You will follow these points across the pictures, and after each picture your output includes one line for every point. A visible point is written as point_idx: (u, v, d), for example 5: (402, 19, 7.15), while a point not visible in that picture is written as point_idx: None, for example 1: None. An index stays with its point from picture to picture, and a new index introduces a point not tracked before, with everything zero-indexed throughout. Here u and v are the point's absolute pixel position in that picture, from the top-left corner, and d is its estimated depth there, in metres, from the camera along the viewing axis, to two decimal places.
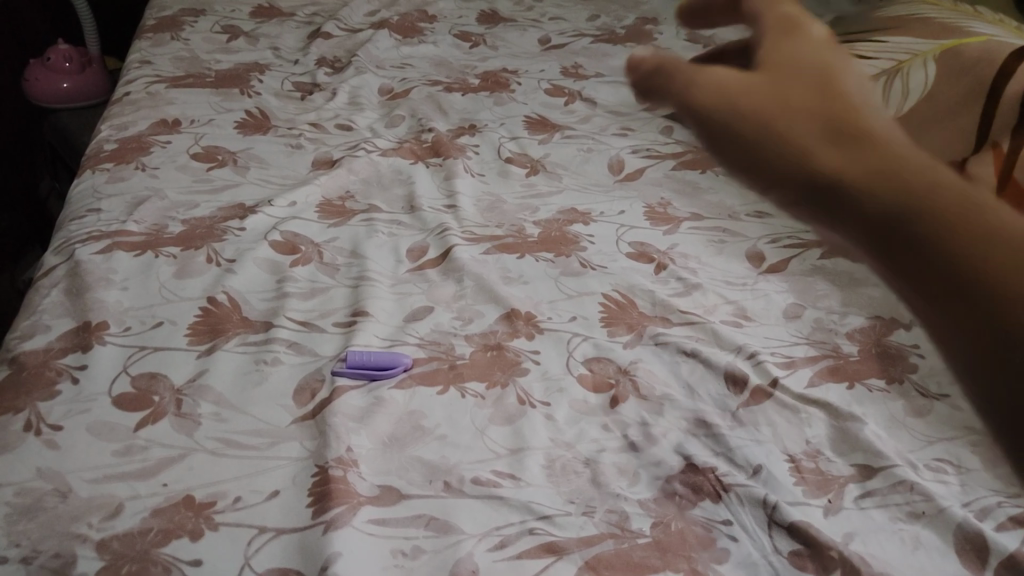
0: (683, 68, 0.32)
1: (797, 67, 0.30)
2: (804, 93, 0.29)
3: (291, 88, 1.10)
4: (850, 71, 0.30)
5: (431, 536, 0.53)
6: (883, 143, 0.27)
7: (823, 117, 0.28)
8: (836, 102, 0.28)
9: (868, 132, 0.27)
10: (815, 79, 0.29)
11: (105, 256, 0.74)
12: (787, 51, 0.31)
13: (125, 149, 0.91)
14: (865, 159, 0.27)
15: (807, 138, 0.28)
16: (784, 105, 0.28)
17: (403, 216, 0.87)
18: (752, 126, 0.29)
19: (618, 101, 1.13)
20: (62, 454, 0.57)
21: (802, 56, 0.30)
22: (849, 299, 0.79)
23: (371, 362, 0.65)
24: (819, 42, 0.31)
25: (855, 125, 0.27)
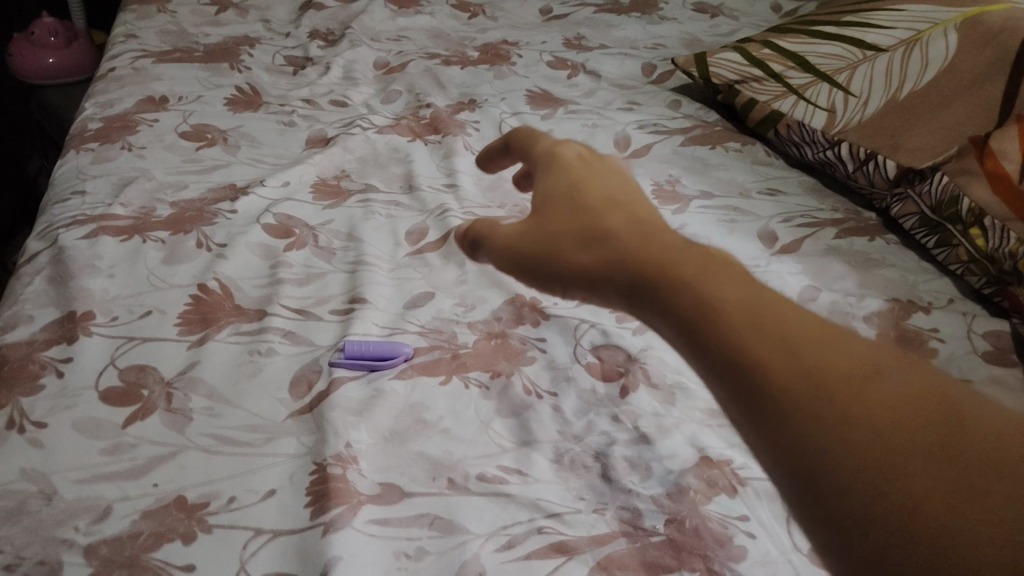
0: (485, 224, 0.44)
1: (548, 203, 0.41)
2: (567, 222, 0.39)
3: (283, 62, 1.06)
4: (596, 184, 0.41)
5: (435, 537, 0.51)
6: (648, 251, 0.36)
7: (581, 239, 0.38)
8: (586, 226, 0.39)
9: (626, 242, 0.37)
10: (562, 209, 0.40)
11: (90, 241, 0.71)
12: (551, 188, 0.42)
13: (111, 127, 0.87)
14: (636, 272, 0.35)
15: (582, 254, 0.38)
16: (557, 238, 0.39)
17: (400, 196, 0.83)
18: (543, 261, 0.39)
19: (623, 74, 1.09)
20: (48, 453, 0.54)
21: (558, 189, 0.42)
22: (866, 281, 0.76)
23: (373, 350, 0.62)
24: (570, 176, 0.42)
25: (618, 240, 0.37)
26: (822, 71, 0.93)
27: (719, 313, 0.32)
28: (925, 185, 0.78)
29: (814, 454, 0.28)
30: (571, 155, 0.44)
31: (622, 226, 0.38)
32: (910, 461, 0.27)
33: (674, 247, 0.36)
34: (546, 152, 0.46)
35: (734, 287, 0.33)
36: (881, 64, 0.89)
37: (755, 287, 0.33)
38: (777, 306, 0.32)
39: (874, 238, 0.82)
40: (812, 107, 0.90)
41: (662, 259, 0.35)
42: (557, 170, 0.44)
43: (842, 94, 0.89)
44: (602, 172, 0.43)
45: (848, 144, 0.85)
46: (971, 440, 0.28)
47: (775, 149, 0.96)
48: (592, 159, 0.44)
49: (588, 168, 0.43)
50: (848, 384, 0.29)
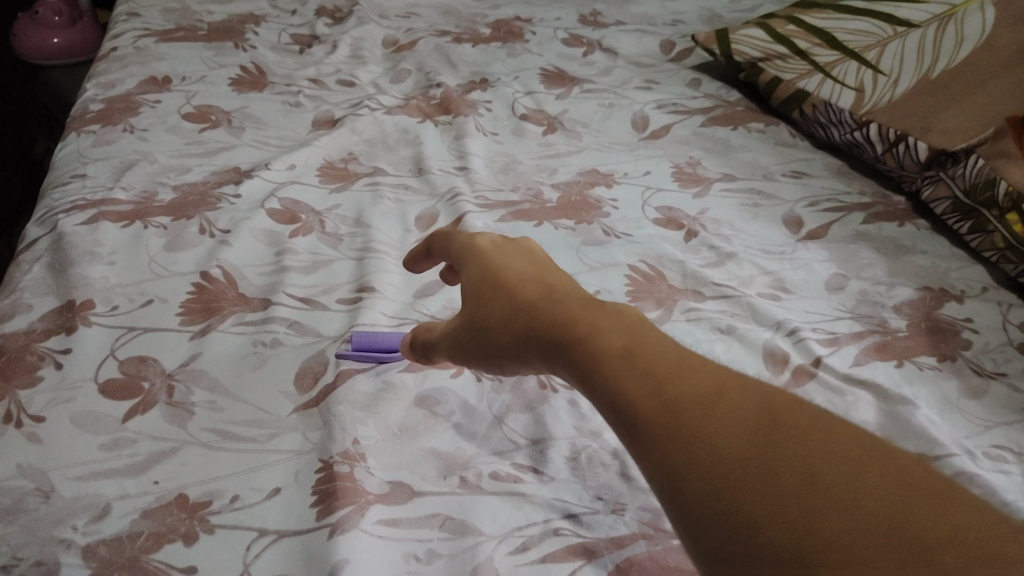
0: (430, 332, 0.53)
1: (470, 284, 0.48)
2: (490, 297, 0.46)
3: (289, 40, 1.03)
4: (510, 260, 0.48)
5: (447, 539, 0.49)
6: (553, 317, 0.42)
7: (501, 312, 0.45)
8: (502, 299, 0.45)
9: (536, 309, 0.43)
10: (482, 286, 0.47)
11: (90, 227, 0.69)
12: (471, 270, 0.49)
13: (112, 109, 0.85)
14: (544, 332, 0.42)
15: (503, 325, 0.44)
16: (482, 314, 0.46)
17: (410, 180, 0.81)
18: (477, 338, 0.46)
19: (640, 52, 1.06)
20: (45, 448, 0.51)
21: (477, 270, 0.48)
22: (895, 269, 0.73)
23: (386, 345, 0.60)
24: (483, 256, 0.49)
25: (530, 310, 0.43)
26: (850, 48, 0.89)
27: (608, 362, 0.37)
28: (959, 167, 0.75)
29: (688, 472, 0.32)
30: (486, 235, 0.51)
31: (530, 297, 0.44)
32: (770, 467, 0.30)
33: (572, 308, 0.42)
34: (462, 236, 0.52)
35: (619, 339, 0.38)
36: (913, 40, 0.86)
37: (634, 336, 0.38)
38: (653, 350, 0.37)
39: (903, 224, 0.79)
40: (839, 85, 0.87)
41: (562, 322, 0.41)
42: (470, 251, 0.50)
43: (872, 72, 0.86)
44: (515, 249, 0.49)
45: (877, 124, 0.82)
46: (825, 443, 0.31)
47: (799, 130, 0.93)
48: (508, 240, 0.51)
49: (500, 247, 0.49)
50: (712, 409, 0.33)
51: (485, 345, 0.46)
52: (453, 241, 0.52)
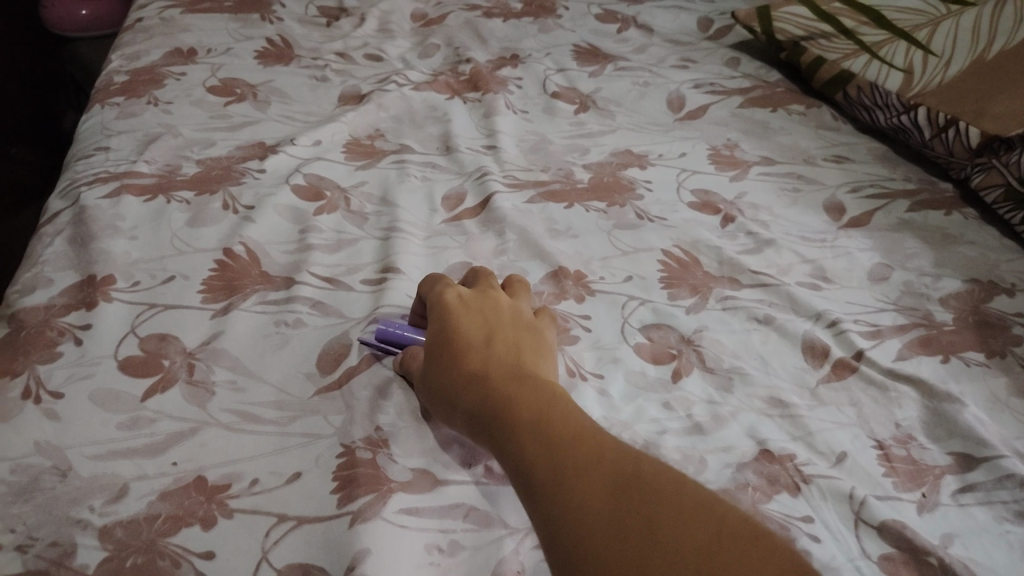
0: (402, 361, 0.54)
1: (432, 336, 0.51)
2: (444, 352, 0.49)
3: (316, 13, 1.01)
4: (468, 318, 0.50)
5: (470, 530, 0.47)
6: (487, 382, 0.45)
7: (448, 367, 0.48)
8: (452, 356, 0.48)
9: (473, 373, 0.46)
10: (439, 341, 0.50)
11: (113, 201, 0.67)
12: (435, 322, 0.51)
13: (137, 81, 0.83)
14: (476, 396, 0.45)
15: (446, 379, 0.47)
16: (434, 367, 0.49)
17: (437, 158, 0.79)
18: (428, 389, 0.49)
19: (678, 29, 1.02)
20: (63, 426, 0.50)
21: (440, 323, 0.51)
22: (941, 260, 0.70)
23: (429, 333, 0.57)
24: (448, 310, 0.51)
25: (471, 372, 0.46)
26: (899, 28, 0.86)
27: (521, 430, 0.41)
28: (1013, 154, 0.71)
29: (565, 544, 0.35)
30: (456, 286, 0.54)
31: (475, 360, 0.47)
32: (631, 546, 0.33)
33: (506, 376, 0.45)
34: (436, 285, 0.55)
35: (535, 409, 0.41)
36: (968, 19, 0.82)
37: (550, 408, 0.42)
38: (562, 423, 0.40)
39: (950, 212, 0.76)
40: (886, 67, 0.83)
41: (494, 386, 0.44)
42: (438, 301, 0.53)
43: (922, 53, 0.82)
44: (481, 305, 0.52)
45: (926, 109, 0.78)
46: (687, 526, 0.34)
47: (842, 113, 0.90)
48: (478, 293, 0.53)
49: (466, 302, 0.52)
50: (595, 486, 0.36)
51: (431, 397, 0.48)
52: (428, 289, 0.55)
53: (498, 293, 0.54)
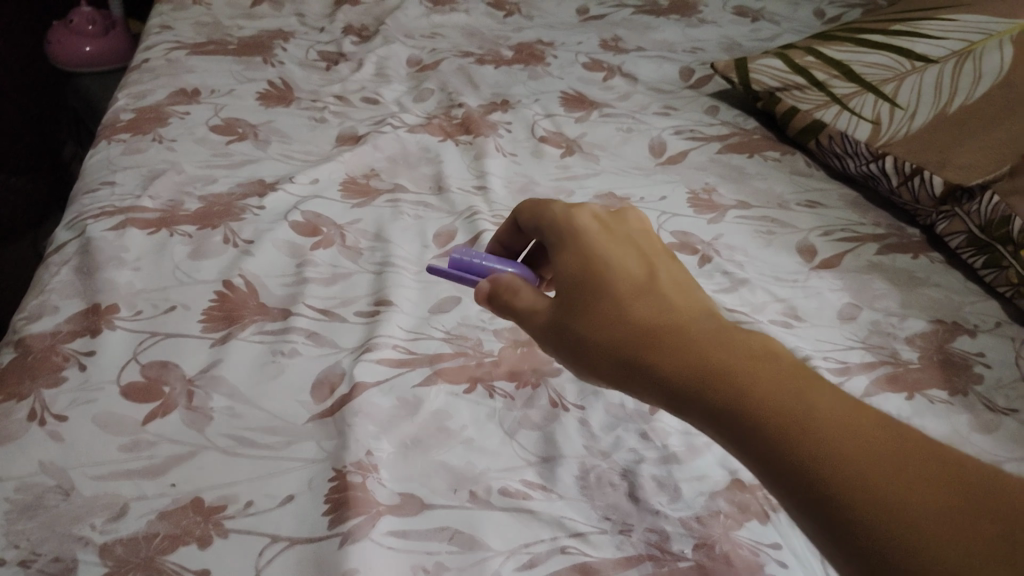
0: (511, 295, 0.49)
1: (566, 272, 0.46)
2: (588, 293, 0.44)
3: (316, 57, 1.06)
4: (614, 254, 0.46)
5: (456, 552, 0.49)
6: (662, 327, 0.40)
7: (598, 311, 0.43)
8: (600, 297, 0.43)
9: (635, 320, 0.42)
10: (581, 275, 0.45)
11: (118, 233, 0.70)
12: (570, 256, 0.47)
13: (142, 119, 0.87)
14: (644, 344, 0.40)
15: (602, 326, 0.42)
16: (577, 309, 0.44)
17: (430, 197, 0.82)
18: (565, 333, 0.44)
19: (660, 78, 1.07)
20: (67, 447, 0.53)
21: (580, 257, 0.46)
22: (908, 301, 0.74)
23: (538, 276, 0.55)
24: (586, 243, 0.47)
25: (631, 317, 0.42)
26: (867, 82, 0.91)
27: (713, 377, 0.37)
28: (974, 204, 0.77)
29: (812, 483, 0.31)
30: (589, 216, 0.49)
31: (632, 303, 0.43)
32: (895, 480, 0.30)
33: (674, 320, 0.41)
34: (561, 213, 0.50)
35: (729, 351, 0.37)
36: (931, 75, 0.87)
37: (749, 351, 0.37)
38: (769, 366, 0.36)
39: (917, 256, 0.80)
40: (856, 118, 0.88)
41: (663, 332, 0.40)
42: (571, 231, 0.48)
43: (888, 106, 0.87)
44: (621, 240, 0.47)
45: (893, 158, 0.83)
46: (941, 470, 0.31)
47: (815, 159, 0.94)
48: (614, 225, 0.49)
49: (604, 235, 0.47)
50: (822, 417, 0.33)
51: (574, 345, 0.44)
52: (552, 219, 0.50)
53: (634, 225, 0.50)
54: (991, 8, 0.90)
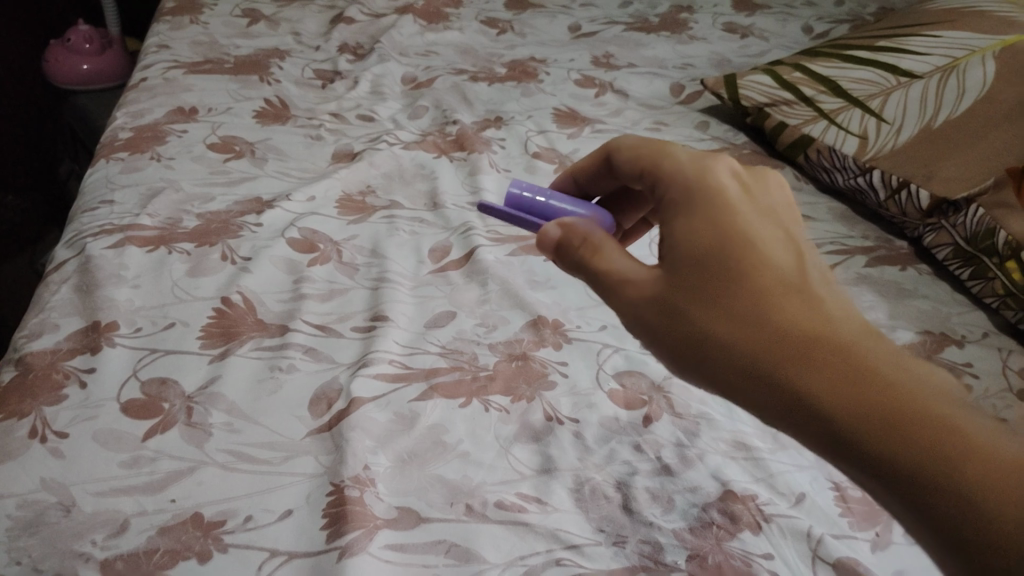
0: (608, 262, 0.48)
1: (691, 249, 0.45)
2: (717, 280, 0.43)
3: (312, 75, 1.07)
4: (751, 236, 0.45)
5: (452, 565, 0.50)
6: (801, 329, 0.41)
7: (729, 303, 0.43)
8: (737, 288, 0.43)
9: (770, 321, 0.42)
10: (712, 258, 0.44)
11: (117, 251, 0.71)
12: (699, 230, 0.45)
13: (140, 137, 0.88)
14: (779, 349, 0.41)
15: (734, 321, 0.42)
16: (701, 296, 0.44)
17: (424, 213, 0.83)
18: (680, 317, 0.44)
19: (651, 94, 1.09)
20: (67, 464, 0.53)
21: (713, 235, 0.44)
22: (896, 312, 0.75)
23: (591, 211, 0.55)
24: (720, 219, 0.45)
25: (767, 317, 0.42)
26: (854, 97, 0.93)
27: (854, 386, 0.39)
28: (960, 216, 0.79)
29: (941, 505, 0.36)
30: (724, 182, 0.47)
31: (766, 303, 0.42)
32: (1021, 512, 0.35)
33: (810, 320, 0.42)
34: (691, 173, 0.47)
35: (870, 364, 0.39)
36: (916, 91, 0.89)
37: (886, 364, 0.39)
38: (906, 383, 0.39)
39: (905, 268, 0.82)
40: (844, 133, 0.90)
41: (800, 332, 0.41)
42: (703, 200, 0.46)
43: (875, 121, 0.89)
44: (759, 217, 0.46)
45: (881, 171, 0.85)
46: None
47: (804, 173, 0.96)
48: (750, 196, 0.47)
49: (742, 210, 0.46)
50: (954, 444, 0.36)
51: (688, 330, 0.44)
52: (676, 178, 0.48)
53: (767, 194, 0.48)
54: (973, 26, 0.93)
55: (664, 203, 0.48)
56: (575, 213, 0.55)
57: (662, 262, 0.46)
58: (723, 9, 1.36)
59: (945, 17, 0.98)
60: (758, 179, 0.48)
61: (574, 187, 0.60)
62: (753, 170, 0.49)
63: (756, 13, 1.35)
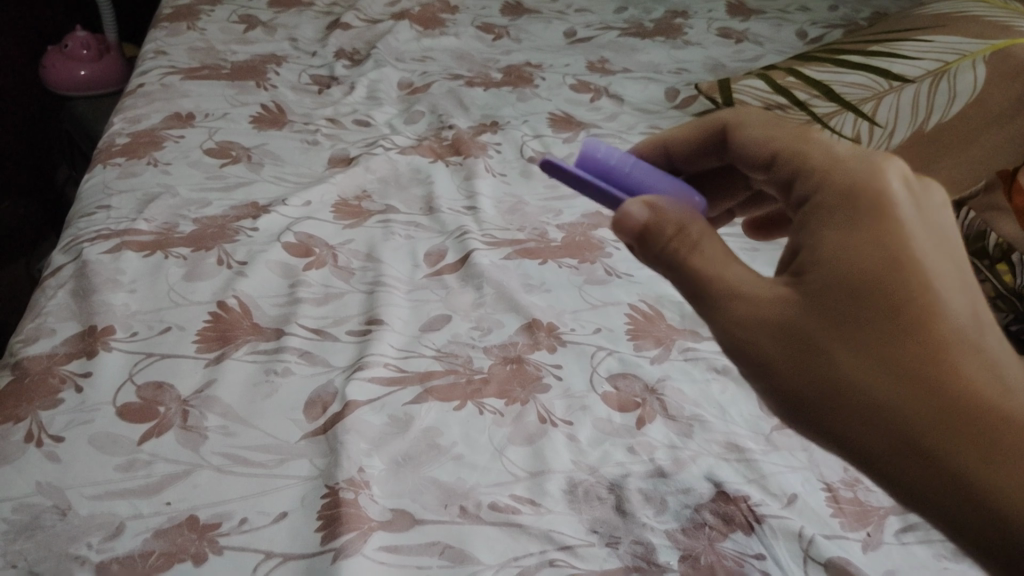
0: (718, 269, 0.39)
1: (841, 272, 0.36)
2: (872, 319, 0.35)
3: (308, 80, 1.07)
4: (910, 265, 0.36)
5: (446, 566, 0.50)
6: (964, 397, 0.34)
7: (882, 349, 0.35)
8: (888, 333, 0.35)
9: (934, 378, 0.34)
10: (870, 289, 0.35)
11: (113, 256, 0.72)
12: (858, 247, 0.36)
13: (137, 143, 0.88)
14: (940, 415, 0.34)
15: (882, 375, 0.35)
16: (845, 333, 0.36)
17: (420, 217, 0.84)
18: (813, 353, 0.36)
19: (646, 98, 1.10)
20: (63, 468, 0.53)
21: (877, 259, 0.36)
22: None
23: (686, 191, 0.44)
24: (888, 239, 0.36)
25: (931, 373, 0.34)
26: (847, 101, 0.94)
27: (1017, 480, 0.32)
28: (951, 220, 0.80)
29: None
30: (899, 187, 0.37)
31: (933, 355, 0.34)
32: None
33: (974, 385, 0.34)
34: (854, 169, 0.38)
35: None
36: (907, 95, 0.91)
37: None
38: None
39: None
40: (836, 135, 0.93)
41: (959, 398, 0.34)
42: (869, 209, 0.37)
43: (867, 124, 0.92)
44: (935, 239, 0.37)
45: None
46: None
47: None
48: (927, 211, 0.37)
49: (918, 228, 0.36)
50: None
51: (819, 372, 0.36)
52: (834, 174, 0.38)
53: (945, 207, 0.38)
54: (964, 30, 0.94)
55: (807, 205, 0.39)
56: (670, 191, 0.43)
57: (794, 280, 0.38)
58: (718, 13, 1.37)
59: (937, 22, 0.99)
60: (936, 187, 0.39)
61: (663, 157, 0.50)
62: (927, 174, 0.39)
63: (750, 18, 1.36)
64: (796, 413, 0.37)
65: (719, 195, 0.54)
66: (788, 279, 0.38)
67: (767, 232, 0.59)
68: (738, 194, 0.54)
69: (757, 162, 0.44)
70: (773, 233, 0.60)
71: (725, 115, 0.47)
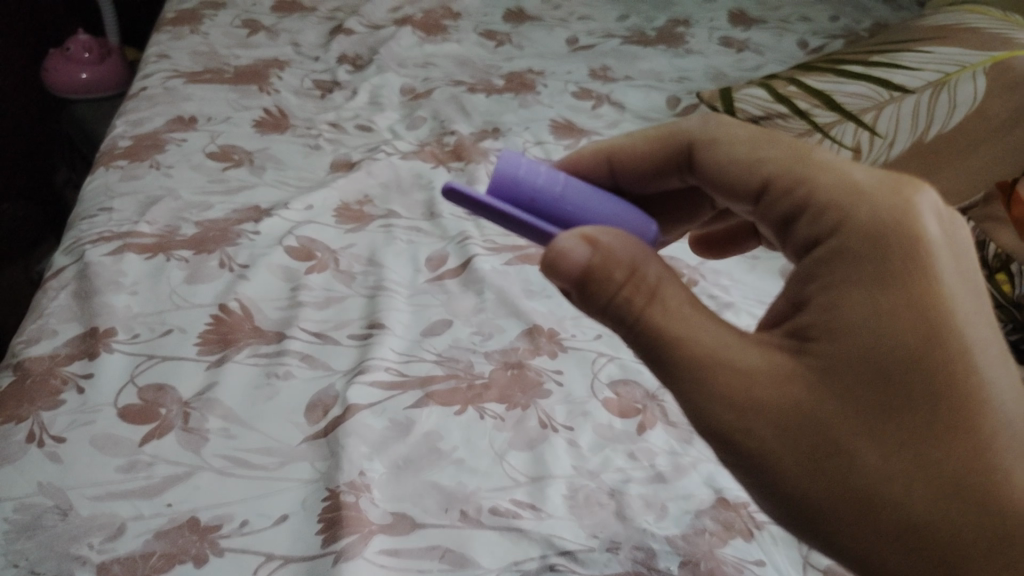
0: (712, 338, 0.38)
1: (858, 348, 0.36)
2: (893, 402, 0.35)
3: (311, 85, 1.08)
4: (932, 336, 0.35)
5: (447, 569, 0.50)
6: (978, 482, 0.34)
7: (898, 435, 0.35)
8: (906, 415, 0.35)
9: (961, 472, 0.34)
10: (890, 369, 0.35)
11: (115, 258, 0.72)
12: (879, 319, 0.35)
13: (140, 146, 0.89)
14: (972, 518, 0.34)
15: (898, 461, 0.35)
16: (867, 423, 0.35)
17: (422, 223, 0.84)
18: (827, 447, 0.35)
19: (647, 107, 1.10)
20: (65, 468, 0.53)
21: (897, 334, 0.35)
22: None
23: (623, 211, 0.42)
24: (914, 305, 0.36)
25: (953, 464, 0.34)
26: (848, 111, 0.95)
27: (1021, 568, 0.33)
28: None
29: None
30: (928, 237, 0.37)
31: (964, 446, 0.34)
32: None
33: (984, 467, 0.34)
34: (880, 218, 0.37)
35: None
36: (908, 105, 0.92)
37: None
38: None
39: None
40: (838, 145, 0.93)
41: (974, 480, 0.34)
42: (892, 269, 0.36)
43: (868, 134, 0.93)
44: (965, 299, 0.37)
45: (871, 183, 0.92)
46: None
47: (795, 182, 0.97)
48: (954, 264, 0.37)
49: (941, 290, 0.36)
50: None
51: (835, 471, 0.35)
52: (853, 219, 0.37)
53: (967, 260, 0.38)
54: (965, 41, 0.95)
55: (818, 252, 0.38)
56: (600, 215, 0.42)
57: (804, 355, 0.37)
58: (719, 23, 1.37)
59: (939, 33, 0.99)
60: (958, 234, 0.39)
61: (606, 173, 0.49)
62: (951, 216, 0.39)
63: (751, 27, 1.37)
64: (807, 522, 0.36)
65: (677, 211, 0.54)
66: (791, 349, 0.38)
67: (720, 249, 0.62)
68: (701, 215, 0.55)
69: (741, 193, 0.43)
70: (725, 251, 0.62)
71: (691, 132, 0.45)
